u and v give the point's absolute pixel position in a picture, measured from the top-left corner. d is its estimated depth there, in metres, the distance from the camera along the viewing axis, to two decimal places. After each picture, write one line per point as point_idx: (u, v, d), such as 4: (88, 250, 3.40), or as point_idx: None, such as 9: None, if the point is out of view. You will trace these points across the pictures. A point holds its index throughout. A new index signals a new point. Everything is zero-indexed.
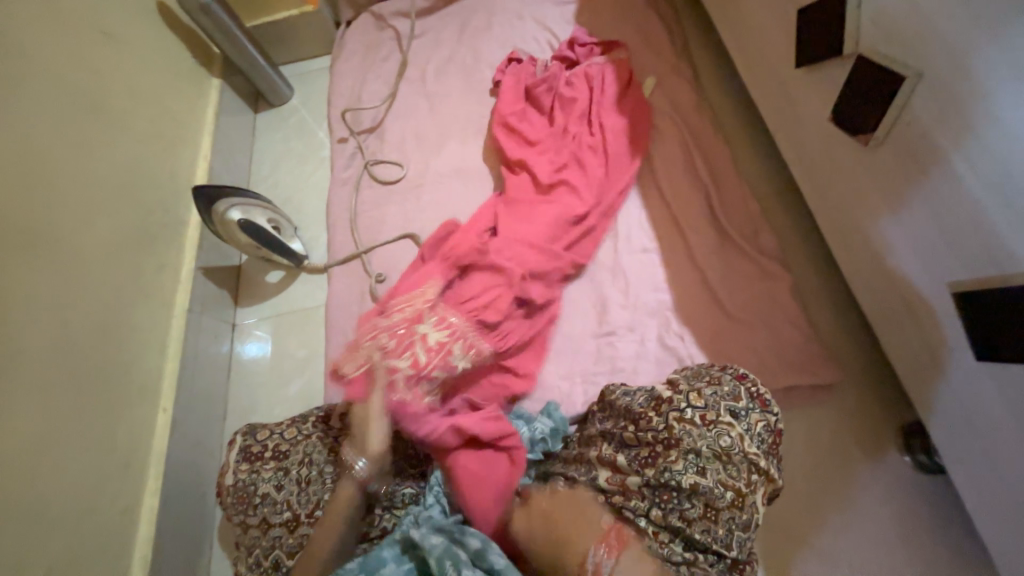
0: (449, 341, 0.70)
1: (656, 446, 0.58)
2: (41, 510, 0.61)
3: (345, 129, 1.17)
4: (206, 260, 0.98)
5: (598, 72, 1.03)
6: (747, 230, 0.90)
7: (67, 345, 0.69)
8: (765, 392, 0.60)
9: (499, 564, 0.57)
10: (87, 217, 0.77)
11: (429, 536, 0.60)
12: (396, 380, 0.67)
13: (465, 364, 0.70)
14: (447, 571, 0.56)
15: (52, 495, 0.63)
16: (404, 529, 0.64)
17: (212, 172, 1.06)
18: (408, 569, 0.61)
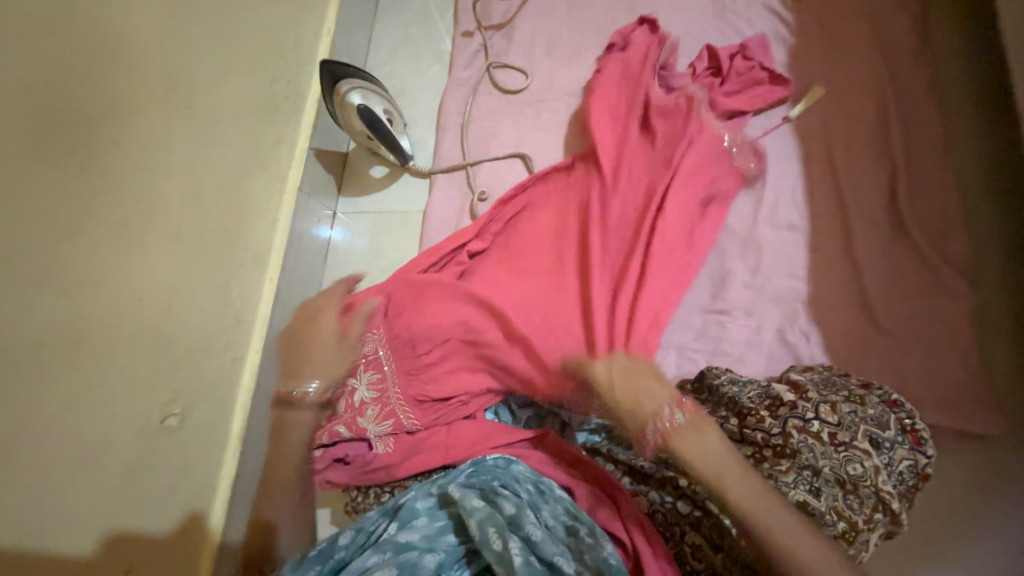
0: (369, 403, 0.67)
1: (764, 449, 0.53)
2: (169, 343, 0.68)
3: (471, 21, 1.05)
4: (319, 143, 0.97)
5: (730, 102, 0.81)
6: (932, 228, 0.73)
7: (195, 200, 0.73)
8: (922, 428, 0.52)
9: (537, 536, 0.52)
10: (217, 75, 0.77)
11: (469, 497, 0.56)
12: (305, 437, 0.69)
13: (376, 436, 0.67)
14: (489, 539, 0.52)
15: (179, 332, 0.70)
16: (441, 485, 0.61)
17: (334, 49, 1.01)
18: (442, 526, 0.57)
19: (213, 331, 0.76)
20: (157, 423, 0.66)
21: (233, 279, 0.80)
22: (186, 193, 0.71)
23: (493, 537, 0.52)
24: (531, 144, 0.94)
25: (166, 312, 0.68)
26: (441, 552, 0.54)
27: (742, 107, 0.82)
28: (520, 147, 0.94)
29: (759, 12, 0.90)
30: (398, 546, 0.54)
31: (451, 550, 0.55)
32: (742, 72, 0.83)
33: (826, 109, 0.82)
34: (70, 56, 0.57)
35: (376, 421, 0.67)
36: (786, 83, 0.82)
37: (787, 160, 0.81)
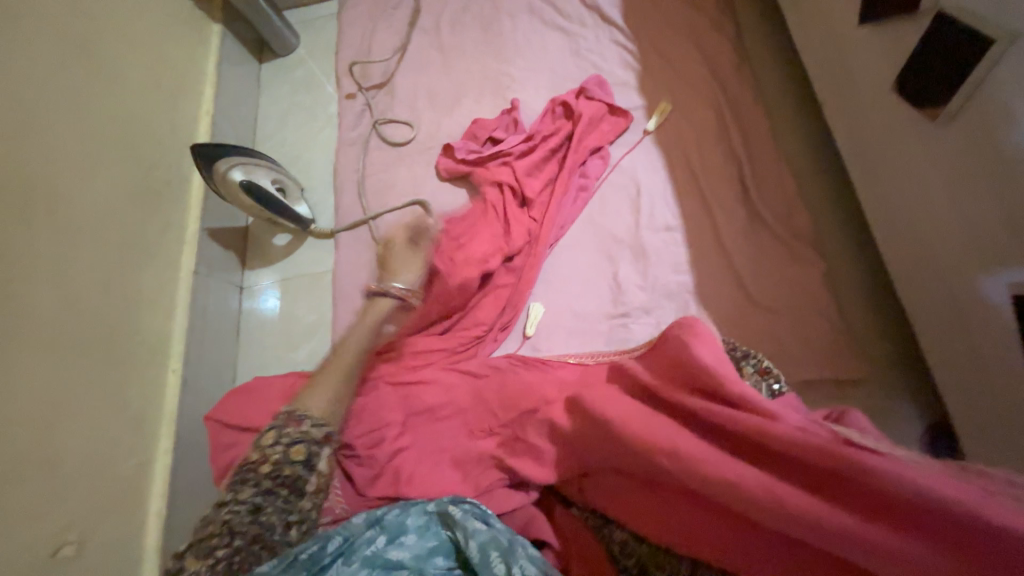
0: None
1: None
2: (56, 465, 0.62)
3: (353, 85, 1.10)
4: (212, 221, 0.95)
5: (583, 142, 0.91)
6: (779, 209, 0.84)
7: (73, 302, 0.69)
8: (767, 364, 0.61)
9: (529, 573, 0.48)
10: (85, 171, 0.74)
11: (472, 519, 0.54)
12: None
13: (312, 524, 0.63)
14: (493, 564, 0.50)
15: (67, 451, 0.64)
16: (438, 503, 0.58)
17: (215, 128, 1.02)
18: (433, 547, 0.55)
19: (109, 440, 0.70)
20: (47, 557, 0.59)
21: (127, 379, 0.75)
22: (63, 297, 0.67)
23: (494, 561, 0.50)
24: (427, 190, 0.98)
25: (50, 428, 0.63)
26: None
27: (598, 142, 0.92)
28: (417, 194, 0.98)
29: (608, 47, 1.02)
30: (388, 564, 0.53)
31: (441, 573, 0.54)
32: (572, 136, 0.92)
33: (679, 122, 0.93)
34: None
35: None
36: (626, 114, 0.94)
37: (654, 170, 0.90)
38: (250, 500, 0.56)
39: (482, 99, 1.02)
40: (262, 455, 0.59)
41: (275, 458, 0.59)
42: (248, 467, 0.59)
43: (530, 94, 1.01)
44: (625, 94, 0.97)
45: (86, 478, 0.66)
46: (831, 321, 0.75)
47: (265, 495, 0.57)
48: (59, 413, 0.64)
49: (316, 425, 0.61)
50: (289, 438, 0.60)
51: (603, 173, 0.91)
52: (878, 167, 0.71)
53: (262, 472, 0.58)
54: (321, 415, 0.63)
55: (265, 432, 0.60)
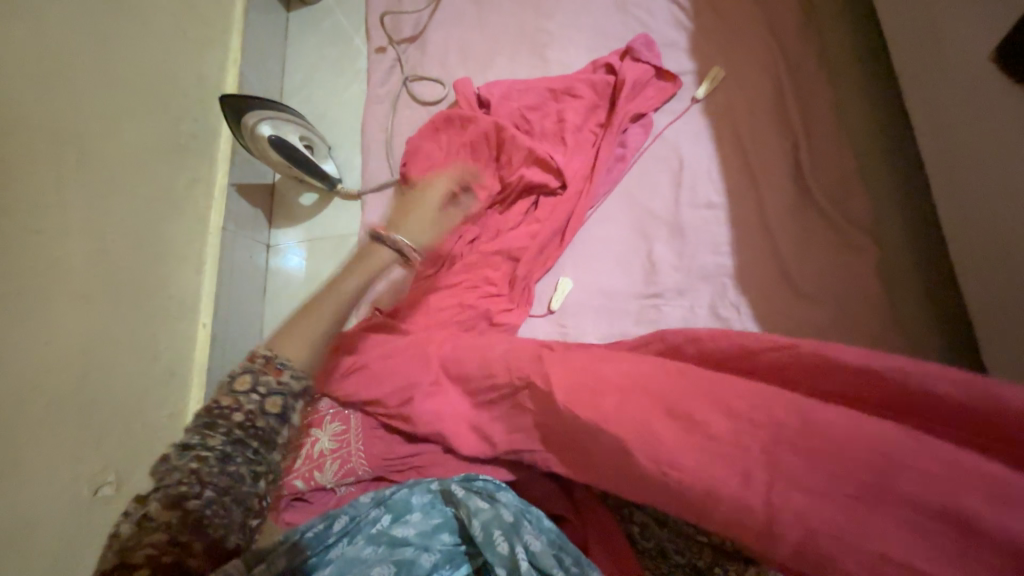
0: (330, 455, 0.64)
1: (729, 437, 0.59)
2: (94, 410, 0.65)
3: (382, 38, 1.05)
4: (239, 177, 0.94)
5: (628, 107, 0.85)
6: (836, 191, 0.77)
7: (106, 252, 0.70)
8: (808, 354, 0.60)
9: (535, 547, 0.50)
10: (113, 120, 0.73)
11: (474, 498, 0.54)
12: None
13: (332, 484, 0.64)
14: (496, 541, 0.51)
15: (103, 397, 0.66)
16: (442, 482, 0.58)
17: (242, 79, 0.99)
18: (438, 524, 0.55)
19: (143, 389, 0.72)
20: (89, 496, 0.62)
21: (158, 332, 0.76)
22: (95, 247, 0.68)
23: (497, 539, 0.51)
24: None
25: (87, 374, 0.65)
26: (436, 552, 0.53)
27: (641, 109, 0.86)
28: None
29: (658, 2, 0.94)
30: (393, 541, 0.53)
31: (446, 549, 0.54)
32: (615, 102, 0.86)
33: (731, 90, 0.85)
34: None
35: (332, 470, 0.64)
36: (675, 79, 0.87)
37: (701, 141, 0.84)
38: (213, 449, 0.49)
39: (519, 57, 0.96)
40: (234, 403, 0.51)
41: (247, 407, 0.51)
42: (214, 412, 0.51)
43: (569, 53, 0.94)
44: (674, 56, 0.90)
45: (122, 424, 0.68)
46: (880, 315, 0.70)
47: (234, 445, 0.50)
48: (96, 360, 0.66)
49: (295, 377, 0.55)
50: (265, 389, 0.53)
51: (645, 143, 0.86)
52: (956, 148, 0.65)
53: (233, 420, 0.50)
54: (301, 363, 0.57)
55: (239, 376, 0.53)
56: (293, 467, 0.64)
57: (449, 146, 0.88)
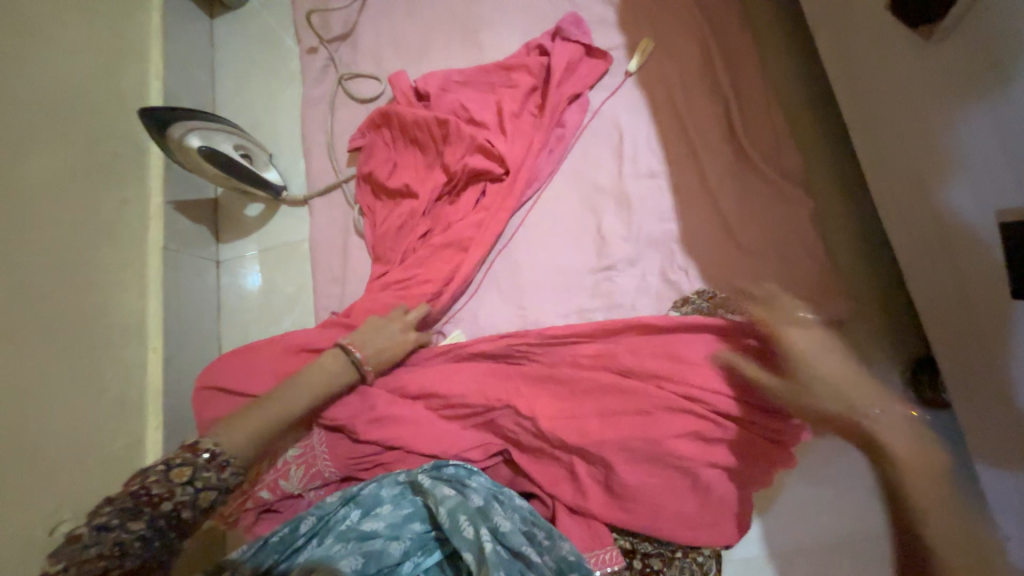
0: (295, 460, 0.64)
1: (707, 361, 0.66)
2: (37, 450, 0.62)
3: (312, 37, 1.02)
4: (176, 193, 0.90)
5: (564, 88, 0.86)
6: (769, 149, 0.80)
7: (36, 283, 0.67)
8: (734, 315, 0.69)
9: (504, 527, 0.54)
10: (26, 144, 0.69)
11: (440, 485, 0.58)
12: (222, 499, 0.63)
13: (302, 488, 0.64)
14: (461, 525, 0.54)
15: (46, 434, 0.64)
16: (409, 472, 0.61)
17: (169, 93, 0.95)
18: (406, 514, 0.58)
19: (94, 422, 0.70)
20: (44, 537, 0.60)
21: (102, 361, 0.73)
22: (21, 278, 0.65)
23: (463, 525, 0.54)
24: None
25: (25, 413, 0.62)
26: (406, 540, 0.56)
27: (576, 89, 0.87)
28: None
29: None
30: (362, 534, 0.56)
31: (416, 538, 0.57)
32: (549, 83, 0.86)
33: (663, 61, 0.87)
34: None
35: (299, 475, 0.63)
36: (606, 56, 0.88)
37: (637, 114, 0.86)
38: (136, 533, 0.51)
39: (453, 46, 0.96)
40: (169, 495, 0.53)
41: (179, 499, 0.54)
42: (149, 504, 0.53)
43: (503, 38, 0.94)
44: (605, 33, 0.91)
45: (72, 461, 0.66)
46: (819, 262, 0.74)
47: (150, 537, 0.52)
48: (32, 398, 0.63)
49: (233, 472, 0.57)
50: (204, 484, 0.55)
51: (582, 120, 0.87)
52: (871, 96, 0.68)
53: (161, 511, 0.53)
54: (246, 457, 0.59)
55: (178, 466, 0.55)
56: (259, 477, 0.63)
57: (395, 143, 0.89)
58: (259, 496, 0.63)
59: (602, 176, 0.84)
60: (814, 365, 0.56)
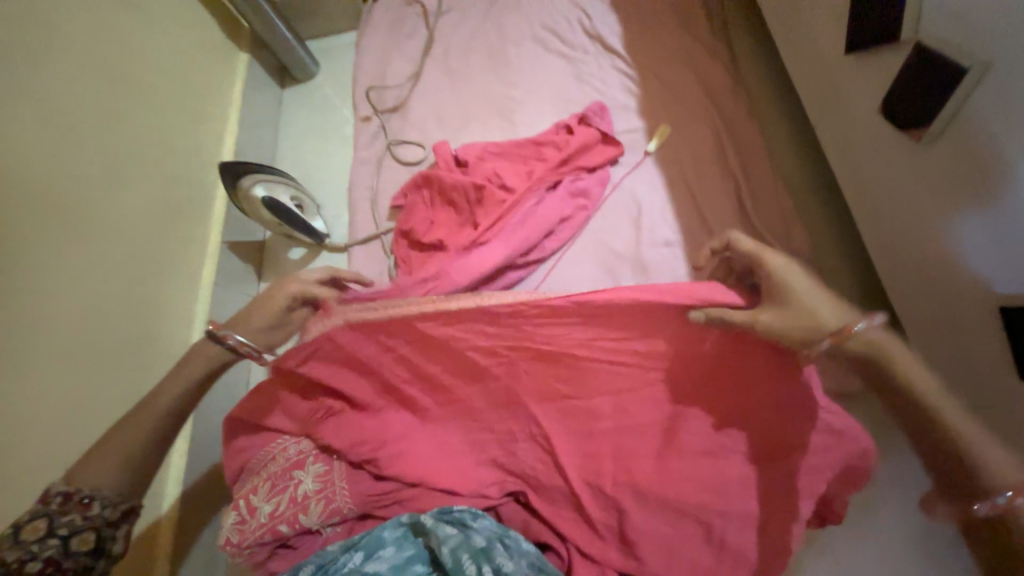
0: (313, 496, 0.65)
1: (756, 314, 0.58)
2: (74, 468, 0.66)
3: (368, 108, 1.16)
4: (232, 235, 1.00)
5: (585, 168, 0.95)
6: (779, 227, 0.86)
7: (99, 307, 0.74)
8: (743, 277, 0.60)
9: (507, 568, 0.55)
10: (114, 186, 0.80)
11: (443, 527, 0.58)
12: (237, 532, 0.64)
13: (319, 525, 0.64)
14: (464, 566, 0.55)
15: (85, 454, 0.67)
16: (412, 514, 0.61)
17: (238, 149, 1.07)
18: (409, 556, 0.58)
19: None
20: None
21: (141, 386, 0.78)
22: (89, 300, 0.72)
23: (467, 566, 0.55)
24: None
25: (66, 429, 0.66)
26: None
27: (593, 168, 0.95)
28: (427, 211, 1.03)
29: (609, 73, 1.08)
30: None
31: None
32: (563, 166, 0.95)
33: (680, 144, 0.97)
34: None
35: (316, 511, 0.64)
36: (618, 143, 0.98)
37: (654, 189, 0.94)
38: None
39: (491, 122, 1.08)
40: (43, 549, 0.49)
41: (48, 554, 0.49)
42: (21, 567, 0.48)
43: (536, 118, 1.06)
44: (627, 117, 1.02)
45: None
46: None
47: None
48: (72, 415, 0.67)
49: (106, 503, 0.54)
50: (69, 528, 0.51)
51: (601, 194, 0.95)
52: (870, 186, 0.74)
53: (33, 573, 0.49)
54: (116, 487, 0.55)
55: (31, 522, 0.50)
56: (277, 512, 0.64)
57: (433, 202, 0.98)
58: (275, 531, 0.64)
59: (622, 243, 0.91)
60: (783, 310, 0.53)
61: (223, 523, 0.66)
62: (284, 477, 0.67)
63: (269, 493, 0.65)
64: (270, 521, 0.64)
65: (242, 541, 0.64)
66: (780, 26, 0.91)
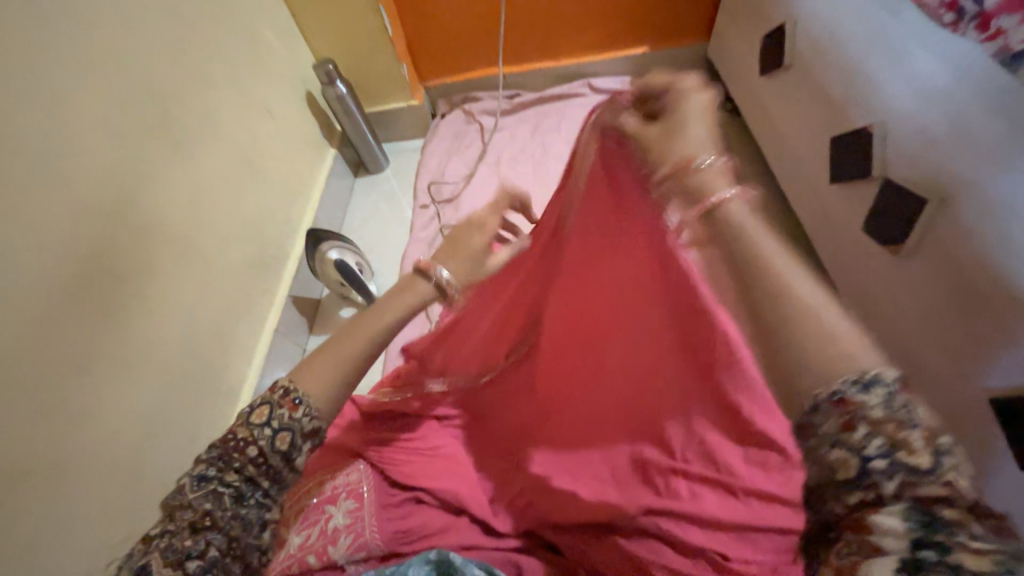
0: (342, 530, 0.73)
1: (908, 435, 0.35)
2: (124, 477, 0.74)
3: (426, 197, 1.38)
4: (295, 292, 1.16)
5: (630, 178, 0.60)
6: None
7: (186, 341, 0.87)
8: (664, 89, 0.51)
9: None
10: (223, 241, 0.97)
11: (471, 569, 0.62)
12: (276, 559, 0.73)
13: (343, 560, 0.71)
14: None
15: (132, 467, 0.75)
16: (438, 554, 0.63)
17: (315, 222, 1.27)
18: None
19: (174, 467, 0.82)
20: (100, 566, 0.69)
21: (194, 410, 0.87)
22: (180, 336, 0.85)
23: None
24: None
25: (127, 445, 0.75)
26: None
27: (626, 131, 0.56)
28: None
29: None
30: None
31: None
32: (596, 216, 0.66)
33: None
34: (124, 244, 0.77)
35: (344, 544, 0.72)
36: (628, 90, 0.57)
37: None
38: (230, 486, 0.49)
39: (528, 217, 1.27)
40: (247, 436, 0.50)
41: (260, 442, 0.50)
42: (229, 443, 0.50)
43: None
44: None
45: (138, 496, 0.76)
46: None
47: (249, 483, 0.50)
48: (132, 433, 0.75)
49: None
50: (278, 423, 0.50)
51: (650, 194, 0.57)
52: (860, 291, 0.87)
53: (247, 455, 0.49)
54: None
55: (256, 407, 0.51)
56: (306, 543, 0.73)
57: None
58: (303, 561, 0.71)
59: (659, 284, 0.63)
60: (733, 237, 0.42)
61: None
62: (317, 511, 0.76)
63: (303, 527, 0.75)
64: (299, 551, 0.72)
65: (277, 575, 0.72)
66: (774, 158, 1.11)
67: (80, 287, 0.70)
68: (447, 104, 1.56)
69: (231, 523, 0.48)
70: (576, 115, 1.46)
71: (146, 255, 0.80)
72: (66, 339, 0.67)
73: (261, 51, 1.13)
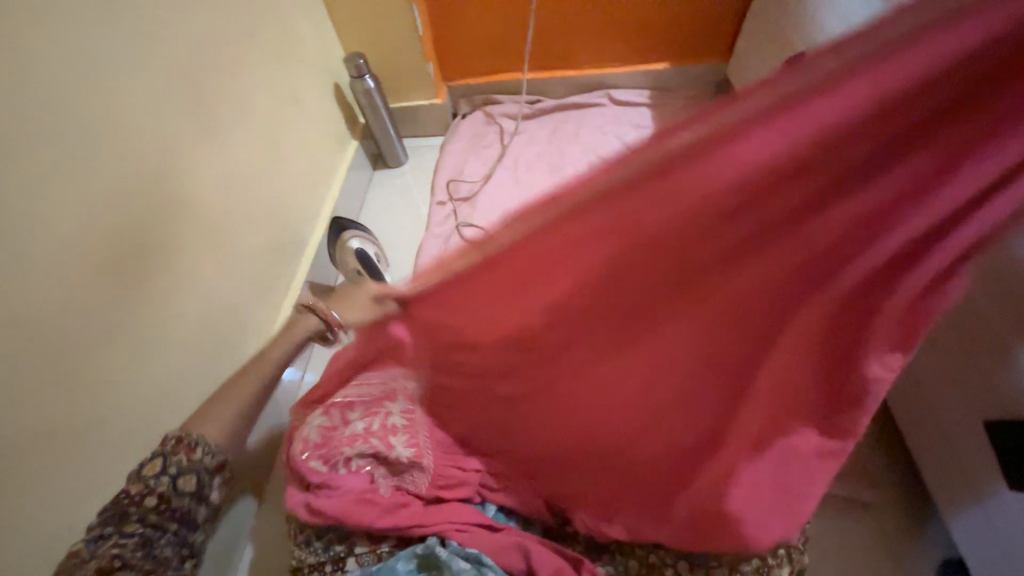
0: (399, 428, 0.78)
1: None
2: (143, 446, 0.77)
3: (444, 195, 1.41)
4: (312, 277, 1.18)
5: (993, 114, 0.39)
6: None
7: (206, 317, 0.89)
8: None
9: None
10: (247, 223, 1.00)
11: (456, 559, 0.69)
12: (334, 439, 0.78)
13: (398, 455, 0.76)
14: None
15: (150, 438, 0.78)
16: (423, 546, 0.71)
17: (335, 210, 1.30)
18: None
19: None
20: None
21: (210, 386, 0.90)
22: (201, 312, 0.88)
23: None
24: None
25: (148, 415, 0.78)
26: None
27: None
28: None
29: None
30: None
31: None
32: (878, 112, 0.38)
33: None
34: (156, 221, 0.79)
35: (399, 442, 0.77)
36: None
37: None
38: (136, 533, 0.59)
39: None
40: (144, 488, 0.61)
41: (160, 489, 0.61)
42: (123, 500, 0.60)
43: None
44: None
45: None
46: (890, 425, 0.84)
47: (156, 527, 0.60)
48: (150, 402, 0.78)
49: None
50: (178, 467, 0.63)
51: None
52: None
53: (148, 505, 0.60)
54: None
55: (149, 460, 0.62)
56: (368, 428, 0.77)
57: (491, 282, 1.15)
58: (361, 444, 0.76)
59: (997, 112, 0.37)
60: None
61: (313, 428, 0.79)
62: (376, 403, 0.79)
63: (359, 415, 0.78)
64: (361, 433, 0.77)
65: (322, 469, 0.77)
66: None
67: (113, 262, 0.72)
68: (468, 103, 1.59)
69: (164, 546, 0.60)
70: (594, 124, 1.49)
71: (175, 233, 0.83)
72: (98, 308, 0.70)
73: (294, 42, 1.16)
